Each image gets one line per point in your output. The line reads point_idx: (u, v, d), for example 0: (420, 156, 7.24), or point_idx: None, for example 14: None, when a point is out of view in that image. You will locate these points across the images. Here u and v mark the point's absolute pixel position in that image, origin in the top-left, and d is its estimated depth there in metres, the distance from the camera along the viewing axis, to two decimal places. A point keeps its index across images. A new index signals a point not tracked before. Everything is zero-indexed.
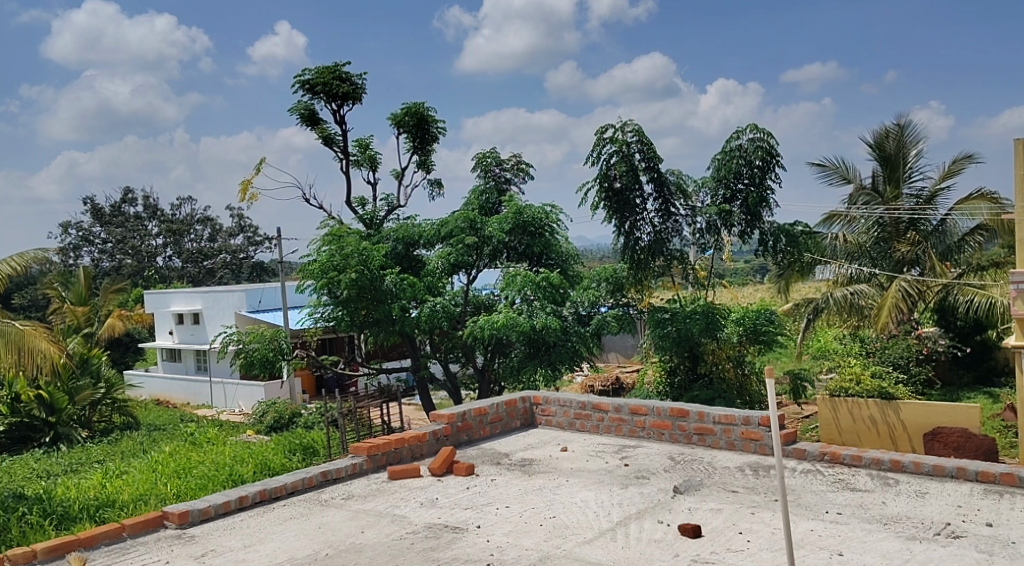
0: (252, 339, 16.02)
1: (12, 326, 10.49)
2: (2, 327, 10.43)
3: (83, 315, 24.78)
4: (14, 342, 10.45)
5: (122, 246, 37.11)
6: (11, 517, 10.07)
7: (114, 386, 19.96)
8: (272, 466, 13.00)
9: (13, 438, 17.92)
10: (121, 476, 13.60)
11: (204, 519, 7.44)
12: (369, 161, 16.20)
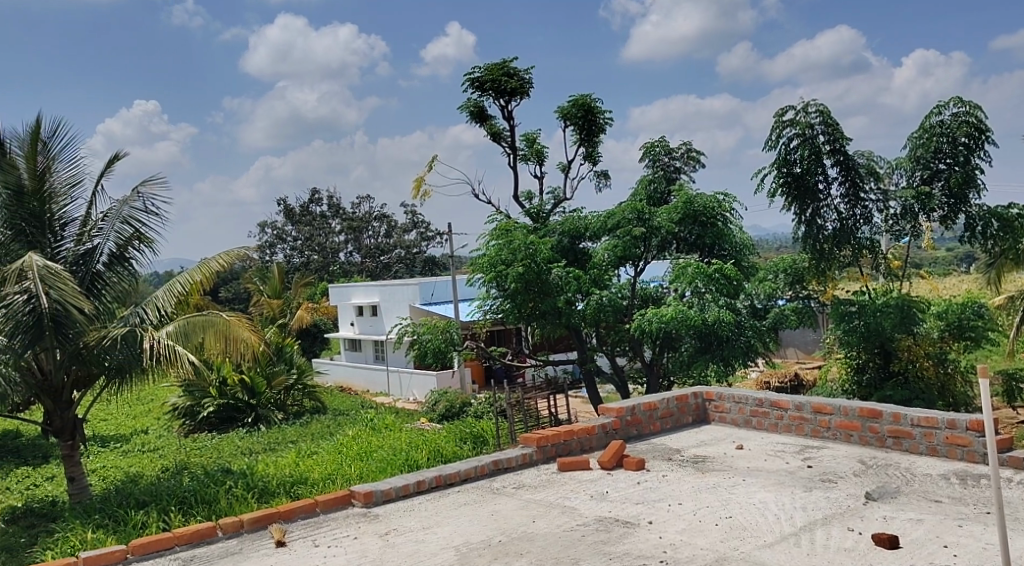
0: (426, 330, 16.52)
1: (219, 316, 11.29)
2: (211, 317, 11.27)
3: (278, 307, 26.55)
4: (221, 331, 11.26)
5: (310, 244, 39.54)
6: (219, 489, 10.92)
7: (305, 373, 21.29)
8: (445, 454, 13.38)
9: (222, 418, 19.28)
10: (312, 456, 14.46)
11: (386, 500, 7.75)
12: (536, 155, 16.28)
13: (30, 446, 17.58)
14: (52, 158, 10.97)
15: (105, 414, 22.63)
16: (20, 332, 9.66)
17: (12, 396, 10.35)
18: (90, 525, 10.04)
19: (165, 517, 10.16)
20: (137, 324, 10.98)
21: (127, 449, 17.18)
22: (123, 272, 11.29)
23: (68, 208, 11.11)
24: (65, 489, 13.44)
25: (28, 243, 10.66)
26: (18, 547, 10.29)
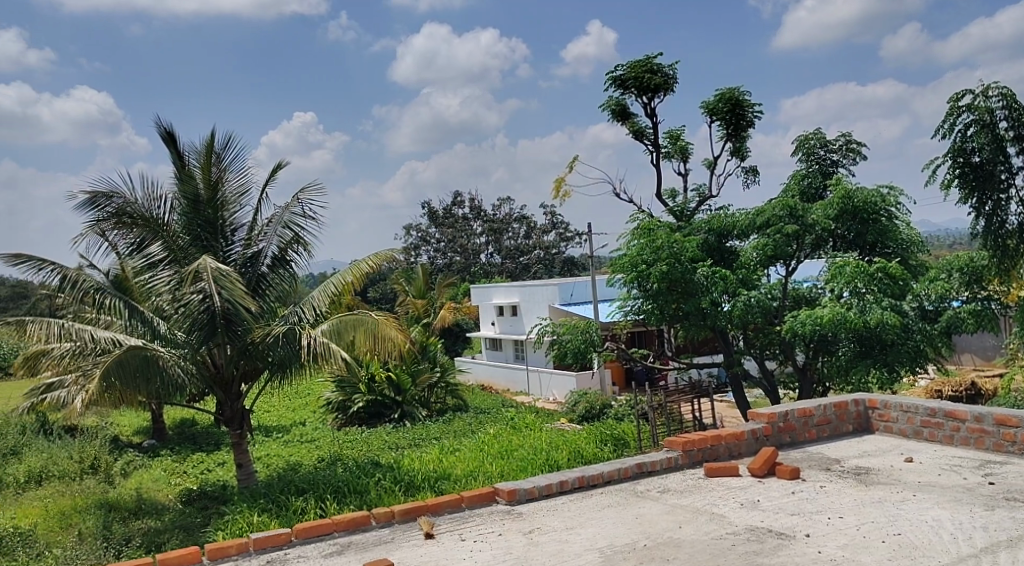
0: (566, 331, 16.45)
1: (370, 316, 11.55)
2: (364, 315, 11.54)
3: (423, 307, 27.21)
4: (373, 330, 11.54)
5: (453, 246, 40.35)
6: (369, 480, 11.25)
7: (448, 371, 21.64)
8: (585, 455, 13.24)
9: (369, 413, 19.96)
10: (455, 453, 14.68)
11: (530, 499, 7.79)
12: (680, 152, 15.87)
13: (203, 434, 18.74)
14: (224, 168, 11.56)
15: (267, 407, 23.87)
16: (197, 329, 10.57)
17: (189, 387, 11.13)
18: (256, 508, 10.60)
19: (322, 504, 10.67)
20: (296, 323, 11.51)
21: (288, 439, 18.04)
22: (284, 274, 11.90)
23: (237, 215, 11.72)
24: (234, 475, 14.25)
25: (203, 246, 11.38)
26: (193, 526, 10.94)
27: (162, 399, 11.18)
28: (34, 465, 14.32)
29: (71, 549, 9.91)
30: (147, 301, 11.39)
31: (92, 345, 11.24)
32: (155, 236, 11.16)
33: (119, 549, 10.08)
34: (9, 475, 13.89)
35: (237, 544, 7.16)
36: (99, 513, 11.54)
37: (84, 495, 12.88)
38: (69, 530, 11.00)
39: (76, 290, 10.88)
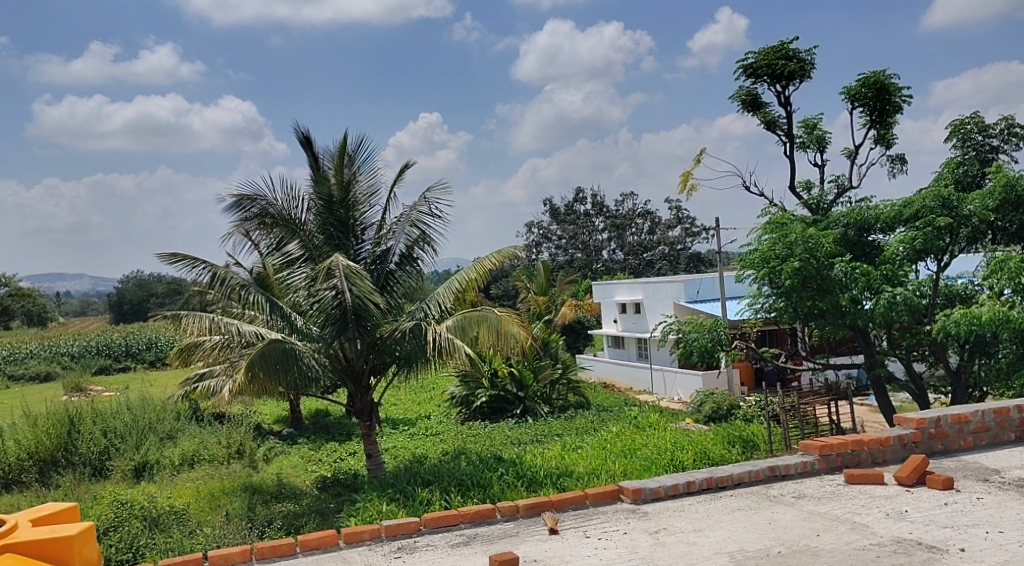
0: (692, 329, 15.95)
1: (492, 311, 11.54)
2: (486, 311, 11.53)
3: (545, 303, 27.18)
4: (495, 326, 11.51)
5: (574, 242, 40.15)
6: (492, 474, 11.22)
7: (570, 368, 21.47)
8: (712, 456, 12.78)
9: (492, 408, 20.05)
10: (577, 451, 14.46)
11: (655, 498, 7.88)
12: (816, 142, 15.12)
13: (337, 424, 19.31)
14: (356, 170, 11.78)
15: (395, 400, 24.39)
16: (330, 323, 10.79)
17: (323, 380, 11.36)
18: (385, 497, 10.81)
19: (447, 496, 10.71)
20: (421, 318, 11.58)
21: (415, 431, 18.34)
22: (410, 271, 12.00)
23: (367, 214, 11.91)
24: (365, 464, 14.55)
25: (335, 245, 11.64)
26: (327, 511, 11.20)
27: (299, 390, 11.40)
28: (186, 448, 15.09)
29: (218, 528, 10.31)
30: (287, 298, 11.75)
31: (239, 338, 11.62)
32: (293, 235, 11.55)
33: (262, 529, 10.41)
34: (164, 457, 14.72)
35: (370, 530, 7.96)
36: (244, 496, 12.00)
37: (231, 478, 13.48)
38: (218, 509, 11.51)
39: (224, 285, 11.62)
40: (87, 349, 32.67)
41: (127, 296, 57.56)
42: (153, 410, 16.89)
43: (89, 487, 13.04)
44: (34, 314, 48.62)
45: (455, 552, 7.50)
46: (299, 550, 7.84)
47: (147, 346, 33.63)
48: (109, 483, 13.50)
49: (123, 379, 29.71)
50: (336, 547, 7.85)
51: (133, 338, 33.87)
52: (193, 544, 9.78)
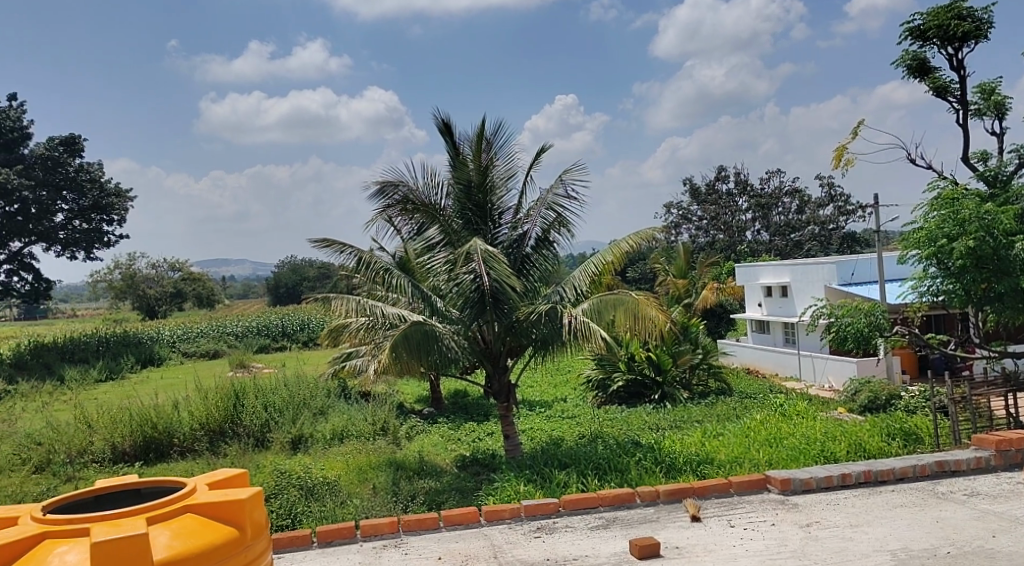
0: (846, 313, 15.05)
1: (629, 295, 11.14)
2: (622, 295, 11.15)
3: (684, 287, 26.31)
4: (631, 309, 11.12)
5: (716, 223, 38.99)
6: (629, 458, 10.95)
7: (711, 353, 20.80)
8: (868, 449, 11.89)
9: (630, 393, 19.64)
10: (718, 438, 13.95)
11: (805, 489, 8.80)
12: (994, 108, 13.86)
13: (475, 404, 19.46)
14: (493, 154, 11.62)
15: (532, 381, 24.49)
16: (469, 306, 10.86)
17: (463, 360, 11.36)
18: (522, 478, 10.72)
19: (584, 479, 10.51)
20: (558, 301, 11.37)
21: (551, 414, 18.26)
22: (546, 255, 11.81)
23: (504, 199, 11.78)
24: (503, 445, 14.52)
25: (473, 229, 11.63)
26: (467, 489, 11.22)
27: (439, 371, 11.49)
28: (337, 424, 15.56)
29: (366, 500, 10.53)
30: (427, 281, 11.81)
31: (383, 320, 11.77)
32: (433, 220, 11.55)
33: (406, 503, 10.54)
34: (317, 432, 15.24)
35: (510, 509, 8.68)
36: (389, 470, 12.20)
37: (377, 454, 13.77)
38: (365, 483, 11.73)
39: (370, 270, 11.56)
40: (247, 329, 34.42)
41: (283, 280, 60.74)
42: (307, 387, 17.54)
43: (251, 456, 13.76)
44: (202, 297, 51.80)
45: (595, 534, 8.25)
46: (442, 524, 8.57)
47: (300, 327, 35.13)
48: (269, 454, 14.10)
49: (280, 357, 31.17)
50: (477, 524, 8.59)
51: (289, 319, 35.46)
52: (344, 514, 10.04)
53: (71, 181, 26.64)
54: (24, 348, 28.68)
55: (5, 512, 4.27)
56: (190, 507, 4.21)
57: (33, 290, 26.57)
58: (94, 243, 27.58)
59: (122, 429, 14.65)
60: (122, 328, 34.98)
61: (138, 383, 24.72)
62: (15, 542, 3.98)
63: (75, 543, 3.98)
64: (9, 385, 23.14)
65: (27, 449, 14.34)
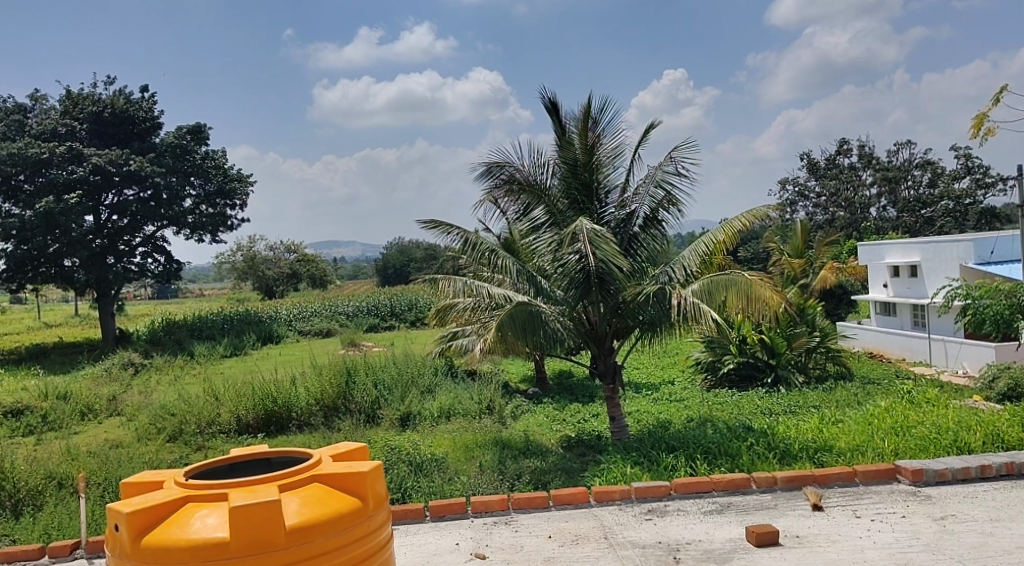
0: (985, 294, 14.10)
1: (741, 275, 10.68)
2: (734, 276, 10.70)
3: (801, 266, 25.26)
4: (744, 291, 10.65)
5: (836, 199, 37.41)
6: (741, 443, 10.52)
7: (829, 336, 19.91)
8: (1008, 440, 11.06)
9: (742, 376, 19.08)
10: (838, 424, 13.32)
11: (939, 481, 8.32)
12: None
13: (580, 385, 19.27)
14: (600, 132, 11.31)
15: (638, 363, 24.10)
16: (574, 287, 10.73)
17: (568, 341, 11.18)
18: (629, 460, 10.51)
19: (693, 463, 10.23)
20: (666, 282, 11.04)
21: (658, 396, 17.93)
22: (655, 235, 11.46)
23: (611, 177, 11.42)
24: (609, 426, 14.27)
25: (579, 209, 11.38)
26: (573, 470, 11.08)
27: (544, 351, 11.38)
28: (444, 402, 15.63)
29: (473, 477, 10.54)
30: (533, 262, 11.68)
31: (489, 301, 11.66)
32: (539, 200, 11.38)
33: (512, 482, 10.48)
34: (425, 409, 15.34)
35: (621, 490, 8.48)
36: (495, 449, 12.16)
37: (483, 432, 13.79)
38: (471, 460, 11.75)
39: (476, 251, 11.61)
40: (358, 308, 35.28)
41: (392, 261, 62.08)
42: (413, 366, 17.75)
43: (363, 432, 14.03)
44: (316, 277, 53.52)
45: (709, 519, 7.96)
46: (551, 503, 8.44)
47: (408, 307, 35.73)
48: (380, 430, 14.31)
49: (389, 335, 31.82)
50: (587, 504, 8.43)
51: (398, 299, 36.12)
52: (452, 490, 10.07)
53: (198, 167, 27.81)
54: (156, 325, 30.22)
55: (152, 476, 4.35)
56: (317, 476, 4.19)
57: (165, 270, 27.90)
58: (219, 227, 28.62)
59: (246, 402, 15.14)
60: (243, 307, 36.45)
61: (259, 359, 25.69)
62: (161, 504, 4.02)
63: (215, 507, 4.03)
64: (144, 359, 24.44)
65: (160, 419, 15.02)
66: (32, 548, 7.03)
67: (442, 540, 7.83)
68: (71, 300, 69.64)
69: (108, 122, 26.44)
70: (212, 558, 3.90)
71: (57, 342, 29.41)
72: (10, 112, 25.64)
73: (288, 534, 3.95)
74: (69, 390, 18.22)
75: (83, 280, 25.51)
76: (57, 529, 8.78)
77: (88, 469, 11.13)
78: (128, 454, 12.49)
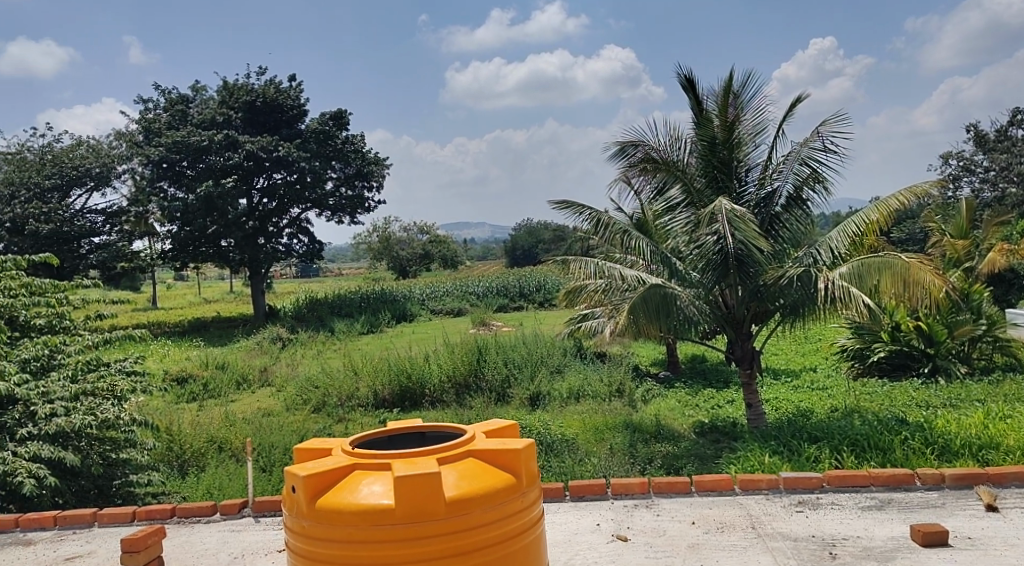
0: None
1: (897, 258, 9.93)
2: (889, 258, 9.97)
3: (965, 248, 23.52)
4: (900, 274, 9.89)
5: (1007, 174, 34.72)
6: (895, 436, 9.81)
7: (998, 324, 18.10)
8: None
9: (894, 365, 17.96)
10: (1006, 420, 12.26)
11: None
12: None
13: (715, 369, 18.67)
14: (741, 107, 10.80)
15: (778, 349, 23.15)
16: (711, 269, 10.26)
17: (704, 325, 10.79)
18: (768, 449, 10.07)
19: (839, 455, 9.68)
20: (811, 264, 10.43)
21: (799, 384, 17.15)
22: (800, 214, 10.84)
23: (752, 154, 10.93)
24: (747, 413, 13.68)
25: (718, 188, 10.93)
26: (707, 456, 10.68)
27: (678, 335, 10.99)
28: (574, 383, 15.45)
29: (604, 459, 10.37)
30: (667, 243, 11.34)
31: (621, 283, 11.35)
32: (676, 179, 11.03)
33: (643, 466, 10.24)
34: (555, 390, 15.22)
35: (768, 479, 8.09)
36: (626, 432, 11.89)
37: (613, 414, 13.55)
38: (602, 442, 11.53)
39: (607, 233, 11.24)
40: (488, 289, 35.55)
41: (521, 242, 62.39)
42: (544, 347, 17.66)
43: (495, 410, 14.10)
44: (447, 258, 54.41)
45: (867, 515, 7.48)
46: (694, 489, 8.15)
47: (538, 288, 35.66)
48: (511, 409, 14.34)
49: (519, 316, 31.90)
50: (731, 492, 8.09)
51: (528, 280, 36.12)
52: (583, 471, 9.92)
53: (339, 152, 28.53)
54: (299, 303, 31.53)
55: (321, 444, 4.37)
56: (472, 451, 4.04)
57: (309, 251, 28.95)
58: (358, 209, 29.20)
59: (383, 377, 15.55)
60: (380, 286, 37.49)
61: (395, 337, 26.32)
62: (332, 469, 3.94)
63: (380, 476, 3.91)
64: (290, 334, 25.53)
65: (307, 391, 15.61)
66: (205, 505, 7.30)
67: (582, 520, 7.68)
68: (226, 278, 73.88)
69: (260, 110, 27.50)
70: (379, 524, 3.77)
71: (215, 316, 31.19)
72: (174, 102, 27.44)
73: (448, 506, 3.80)
74: (225, 361, 19.27)
75: (238, 259, 26.80)
76: (220, 489, 9.21)
77: (244, 435, 11.67)
78: (278, 422, 13.01)
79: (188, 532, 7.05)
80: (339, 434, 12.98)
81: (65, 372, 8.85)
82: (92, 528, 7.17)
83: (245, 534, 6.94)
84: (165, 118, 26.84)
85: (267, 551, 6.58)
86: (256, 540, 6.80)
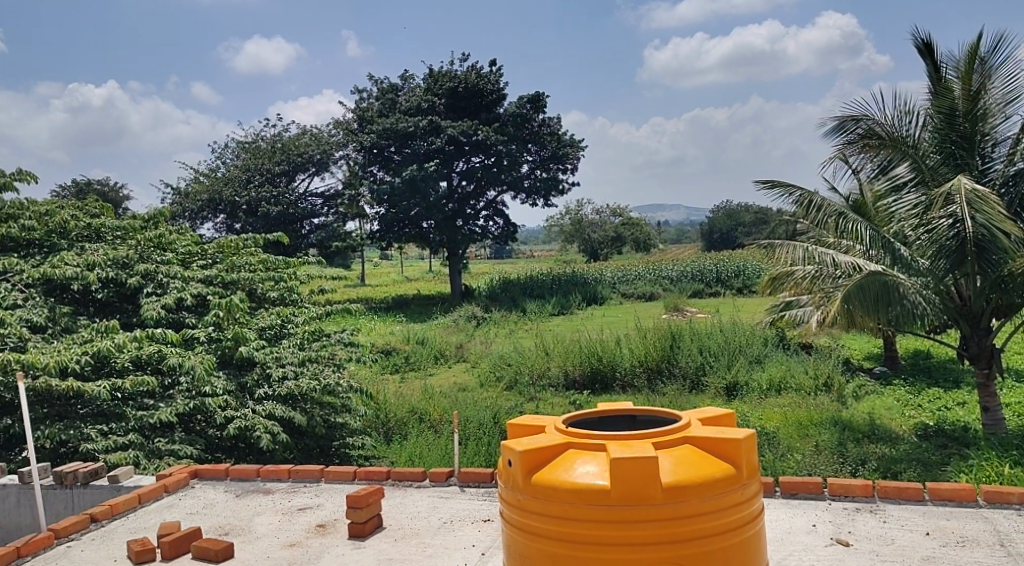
0: None
1: None
2: None
3: None
4: None
5: None
6: None
7: None
8: None
9: None
10: None
11: None
12: None
13: (939, 367, 16.97)
14: (989, 74, 9.58)
15: (1018, 349, 20.65)
16: (943, 256, 9.15)
17: (931, 318, 9.92)
18: (1007, 459, 8.97)
19: None
20: None
21: None
22: None
23: (999, 127, 9.68)
24: (979, 417, 12.26)
25: (957, 165, 9.76)
26: (931, 461, 9.67)
27: (899, 327, 10.11)
28: (775, 374, 14.57)
29: (810, 457, 9.69)
30: (890, 227, 10.24)
31: (834, 269, 10.57)
32: (904, 156, 9.99)
33: (854, 467, 9.45)
34: (753, 380, 14.44)
35: (1020, 493, 7.15)
36: (834, 430, 11.04)
37: (819, 409, 12.64)
38: (806, 439, 10.78)
39: (821, 214, 10.39)
40: (684, 273, 34.40)
41: (718, 225, 60.02)
42: (744, 334, 16.78)
43: (688, 399, 13.62)
44: (639, 241, 53.54)
45: None
46: (928, 497, 7.35)
47: (736, 273, 33.74)
48: (705, 399, 13.82)
49: (717, 303, 30.69)
50: (974, 504, 7.22)
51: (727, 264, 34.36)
52: (787, 467, 9.31)
53: (535, 134, 28.54)
54: (495, 284, 32.11)
55: (534, 421, 4.22)
56: (689, 437, 3.73)
57: (504, 233, 29.07)
58: (551, 191, 29.00)
59: (575, 359, 15.51)
60: (576, 268, 37.46)
61: (587, 319, 26.23)
62: (548, 445, 3.74)
63: (595, 455, 3.65)
64: (485, 313, 26.07)
65: (500, 367, 15.82)
66: (416, 470, 7.48)
67: (797, 519, 7.14)
68: (427, 257, 76.94)
69: (461, 96, 27.91)
70: (593, 504, 3.50)
71: (417, 294, 32.56)
72: (385, 91, 28.62)
73: (665, 492, 3.48)
74: (426, 336, 20.00)
75: (437, 240, 27.85)
76: (421, 458, 9.46)
77: (443, 408, 11.95)
78: (472, 397, 13.23)
79: (402, 494, 7.26)
80: (529, 412, 13.00)
81: (294, 340, 9.43)
82: (319, 483, 7.54)
83: (453, 501, 7.04)
84: (376, 108, 28.25)
85: (472, 520, 6.62)
86: (463, 508, 6.88)
